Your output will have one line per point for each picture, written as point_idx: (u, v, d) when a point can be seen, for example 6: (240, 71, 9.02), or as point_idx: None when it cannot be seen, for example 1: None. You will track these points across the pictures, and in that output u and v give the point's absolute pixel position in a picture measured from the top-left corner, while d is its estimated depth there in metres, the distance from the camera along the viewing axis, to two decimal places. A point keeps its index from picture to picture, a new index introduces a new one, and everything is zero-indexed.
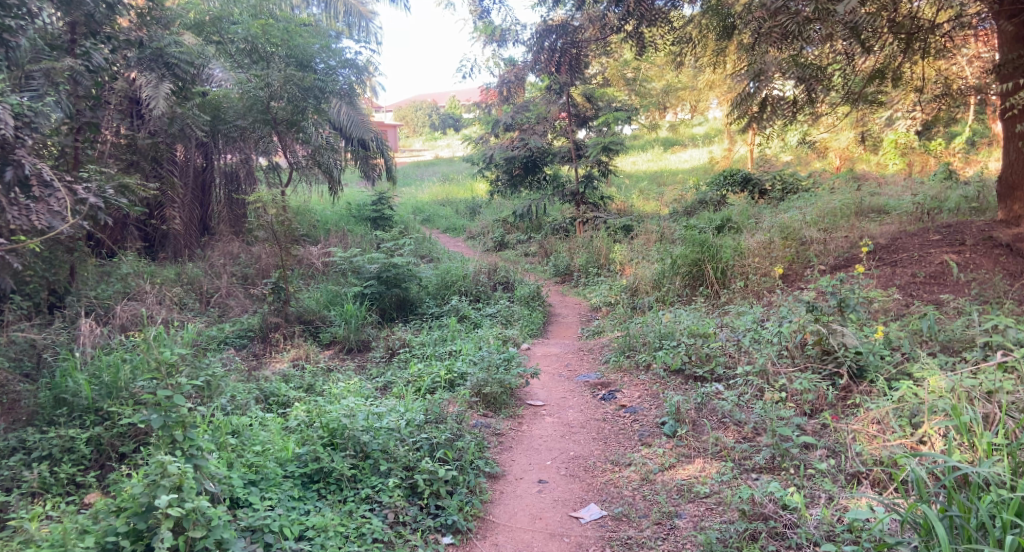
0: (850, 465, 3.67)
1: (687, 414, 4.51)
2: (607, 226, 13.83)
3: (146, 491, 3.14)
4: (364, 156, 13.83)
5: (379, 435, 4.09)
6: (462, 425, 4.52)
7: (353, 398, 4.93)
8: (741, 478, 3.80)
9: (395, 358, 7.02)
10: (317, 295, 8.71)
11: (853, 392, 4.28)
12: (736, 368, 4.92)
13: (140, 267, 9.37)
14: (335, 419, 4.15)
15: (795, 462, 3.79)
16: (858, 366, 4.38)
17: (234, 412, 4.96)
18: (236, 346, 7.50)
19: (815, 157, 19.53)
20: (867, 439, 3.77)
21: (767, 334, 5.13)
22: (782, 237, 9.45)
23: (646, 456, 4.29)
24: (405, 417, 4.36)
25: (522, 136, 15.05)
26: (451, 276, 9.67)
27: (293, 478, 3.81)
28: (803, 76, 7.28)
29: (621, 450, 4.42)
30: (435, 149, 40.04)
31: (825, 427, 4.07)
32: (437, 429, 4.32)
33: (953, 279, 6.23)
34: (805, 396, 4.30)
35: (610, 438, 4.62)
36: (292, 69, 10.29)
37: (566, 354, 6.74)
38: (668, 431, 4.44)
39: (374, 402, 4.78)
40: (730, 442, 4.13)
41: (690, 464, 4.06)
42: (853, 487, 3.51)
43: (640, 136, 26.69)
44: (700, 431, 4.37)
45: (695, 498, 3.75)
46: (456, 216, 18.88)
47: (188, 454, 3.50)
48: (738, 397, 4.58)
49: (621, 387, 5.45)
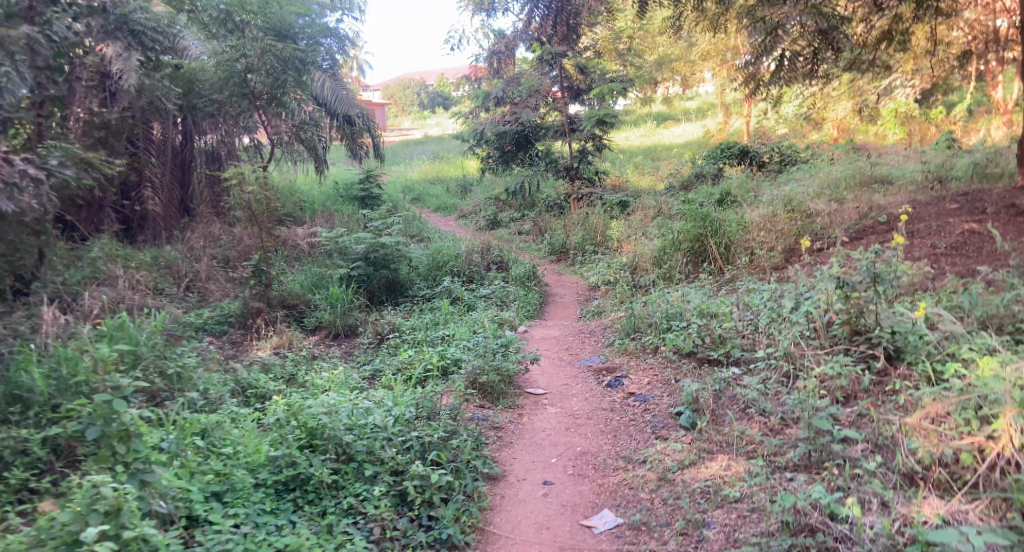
0: (903, 463, 3.24)
1: (706, 404, 4.10)
2: (604, 202, 13.35)
3: (76, 518, 2.70)
4: (350, 132, 13.30)
5: (364, 435, 3.65)
6: (458, 420, 4.08)
7: (337, 391, 4.51)
8: (776, 480, 3.40)
9: (384, 344, 6.62)
10: (301, 278, 8.20)
11: (891, 376, 3.87)
12: (756, 351, 4.53)
13: (113, 250, 8.90)
14: (314, 417, 3.71)
15: (837, 461, 3.38)
16: (896, 346, 3.99)
17: (207, 408, 4.54)
18: (215, 333, 7.11)
19: (811, 128, 19.15)
20: (923, 432, 3.30)
21: (788, 313, 4.72)
22: (787, 209, 9.03)
23: (662, 452, 3.88)
24: (393, 414, 3.94)
25: (514, 109, 14.55)
26: (442, 256, 9.23)
27: (265, 488, 3.36)
28: (825, 27, 6.76)
29: (633, 445, 4.01)
30: (424, 127, 39.39)
31: (861, 416, 3.67)
32: (430, 427, 3.89)
33: (977, 250, 5.89)
34: (837, 382, 3.88)
35: (620, 431, 4.20)
36: (271, 39, 9.72)
37: (566, 337, 6.36)
38: (686, 423, 4.04)
39: (360, 396, 4.37)
40: (757, 435, 3.73)
41: (713, 461, 3.67)
42: (913, 493, 3.08)
43: (633, 111, 26.14)
44: (720, 423, 3.97)
45: (724, 503, 3.36)
46: (447, 195, 18.37)
47: (132, 470, 3.05)
48: (761, 383, 4.17)
49: (628, 373, 5.04)
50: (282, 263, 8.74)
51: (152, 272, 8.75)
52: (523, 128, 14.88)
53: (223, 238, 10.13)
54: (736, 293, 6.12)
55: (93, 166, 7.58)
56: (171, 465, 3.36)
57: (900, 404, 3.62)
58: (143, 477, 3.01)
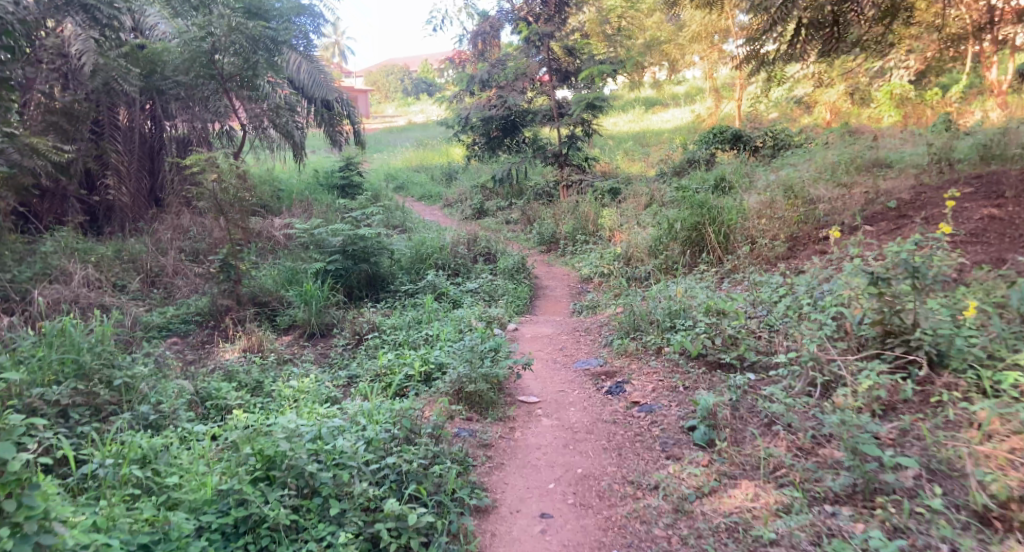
0: (972, 498, 2.84)
1: (724, 419, 3.66)
2: (594, 189, 12.88)
3: None
4: (328, 118, 12.76)
5: (332, 465, 3.17)
6: (443, 444, 3.60)
7: (307, 406, 4.04)
8: (817, 517, 2.96)
9: (362, 345, 6.15)
10: (274, 273, 7.67)
11: (936, 386, 3.49)
12: (774, 355, 4.11)
13: (72, 244, 8.38)
14: (272, 443, 3.20)
15: (892, 496, 2.96)
16: (938, 351, 3.59)
17: (159, 424, 4.07)
18: (182, 334, 6.72)
19: (803, 112, 18.73)
20: (995, 462, 2.90)
21: (809, 314, 4.30)
22: (787, 196, 8.57)
23: (677, 478, 3.43)
24: (364, 436, 3.45)
25: (500, 93, 13.97)
26: (425, 248, 8.71)
27: (208, 534, 2.86)
28: None
29: (641, 468, 3.56)
30: (408, 114, 38.66)
31: (905, 434, 3.29)
32: (409, 452, 3.41)
33: (1000, 237, 5.48)
34: (875, 393, 3.48)
35: (626, 449, 3.75)
36: (239, 17, 9.11)
37: (558, 337, 5.91)
38: (702, 441, 3.61)
39: (330, 411, 3.89)
40: (786, 458, 3.30)
41: (736, 490, 3.23)
42: (993, 541, 2.67)
43: (621, 96, 25.64)
44: (739, 440, 3.54)
45: (757, 547, 2.89)
46: (432, 183, 17.81)
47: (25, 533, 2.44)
48: (784, 391, 3.77)
49: (629, 377, 4.58)
50: (255, 257, 8.22)
51: (114, 266, 8.22)
52: (510, 113, 14.35)
53: (193, 229, 9.59)
54: (743, 292, 5.68)
55: (41, 152, 7.24)
56: (98, 509, 2.86)
57: (949, 419, 3.28)
58: (36, 541, 2.43)
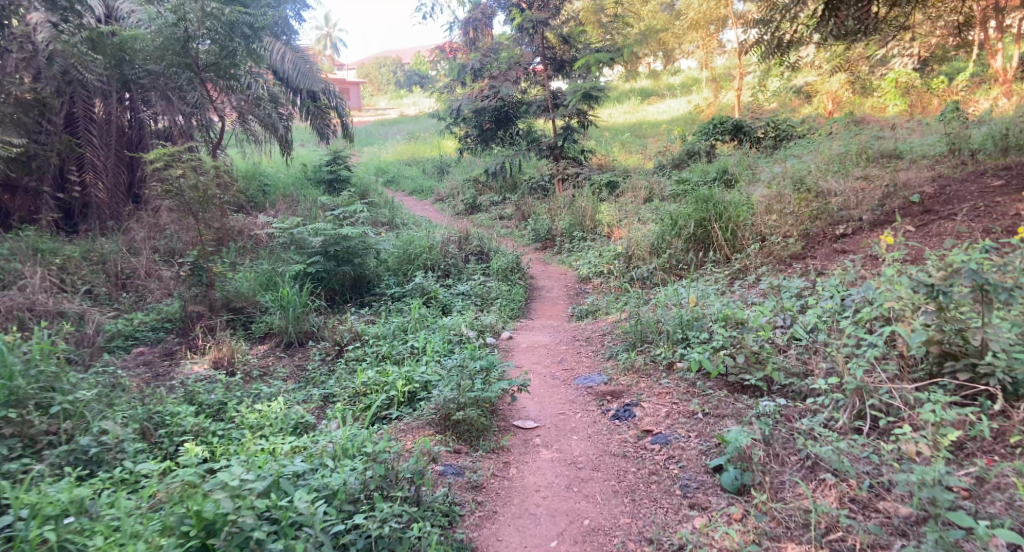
0: None
1: (758, 462, 3.18)
2: (591, 183, 12.36)
3: None
4: (313, 109, 12.25)
5: (283, 530, 2.71)
6: (423, 498, 3.12)
7: (274, 440, 3.50)
8: None
9: (343, 356, 5.62)
10: (251, 275, 7.11)
11: (1016, 424, 3.09)
12: (808, 382, 3.65)
13: (33, 244, 7.81)
14: (211, 502, 2.69)
15: None
16: (1012, 380, 3.20)
17: (103, 459, 3.53)
18: (150, 343, 6.17)
19: (802, 102, 18.22)
20: None
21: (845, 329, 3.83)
22: (796, 189, 8.08)
23: (705, 536, 2.95)
24: (323, 488, 2.96)
25: (492, 83, 13.38)
26: (414, 247, 8.18)
27: None
28: None
29: (661, 525, 3.07)
30: (399, 107, 38.01)
31: (981, 484, 2.89)
32: (384, 510, 2.93)
33: None
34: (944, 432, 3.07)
35: (640, 496, 3.26)
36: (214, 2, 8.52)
37: (557, 349, 5.41)
38: (730, 486, 3.16)
39: (300, 449, 3.38)
40: (837, 514, 2.83)
41: None
42: None
43: (615, 87, 25.07)
44: (776, 490, 3.06)
45: None
46: (422, 177, 17.26)
47: None
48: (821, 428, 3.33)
49: (639, 398, 4.07)
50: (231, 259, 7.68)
51: (80, 269, 7.65)
52: (503, 104, 13.79)
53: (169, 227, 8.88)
54: (760, 299, 5.17)
55: None
56: None
57: None
58: None
